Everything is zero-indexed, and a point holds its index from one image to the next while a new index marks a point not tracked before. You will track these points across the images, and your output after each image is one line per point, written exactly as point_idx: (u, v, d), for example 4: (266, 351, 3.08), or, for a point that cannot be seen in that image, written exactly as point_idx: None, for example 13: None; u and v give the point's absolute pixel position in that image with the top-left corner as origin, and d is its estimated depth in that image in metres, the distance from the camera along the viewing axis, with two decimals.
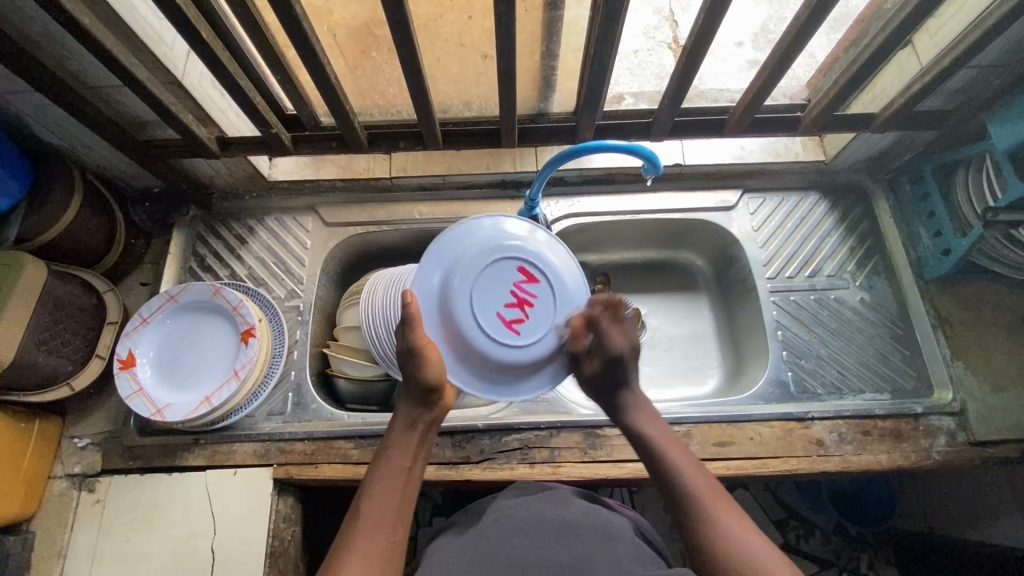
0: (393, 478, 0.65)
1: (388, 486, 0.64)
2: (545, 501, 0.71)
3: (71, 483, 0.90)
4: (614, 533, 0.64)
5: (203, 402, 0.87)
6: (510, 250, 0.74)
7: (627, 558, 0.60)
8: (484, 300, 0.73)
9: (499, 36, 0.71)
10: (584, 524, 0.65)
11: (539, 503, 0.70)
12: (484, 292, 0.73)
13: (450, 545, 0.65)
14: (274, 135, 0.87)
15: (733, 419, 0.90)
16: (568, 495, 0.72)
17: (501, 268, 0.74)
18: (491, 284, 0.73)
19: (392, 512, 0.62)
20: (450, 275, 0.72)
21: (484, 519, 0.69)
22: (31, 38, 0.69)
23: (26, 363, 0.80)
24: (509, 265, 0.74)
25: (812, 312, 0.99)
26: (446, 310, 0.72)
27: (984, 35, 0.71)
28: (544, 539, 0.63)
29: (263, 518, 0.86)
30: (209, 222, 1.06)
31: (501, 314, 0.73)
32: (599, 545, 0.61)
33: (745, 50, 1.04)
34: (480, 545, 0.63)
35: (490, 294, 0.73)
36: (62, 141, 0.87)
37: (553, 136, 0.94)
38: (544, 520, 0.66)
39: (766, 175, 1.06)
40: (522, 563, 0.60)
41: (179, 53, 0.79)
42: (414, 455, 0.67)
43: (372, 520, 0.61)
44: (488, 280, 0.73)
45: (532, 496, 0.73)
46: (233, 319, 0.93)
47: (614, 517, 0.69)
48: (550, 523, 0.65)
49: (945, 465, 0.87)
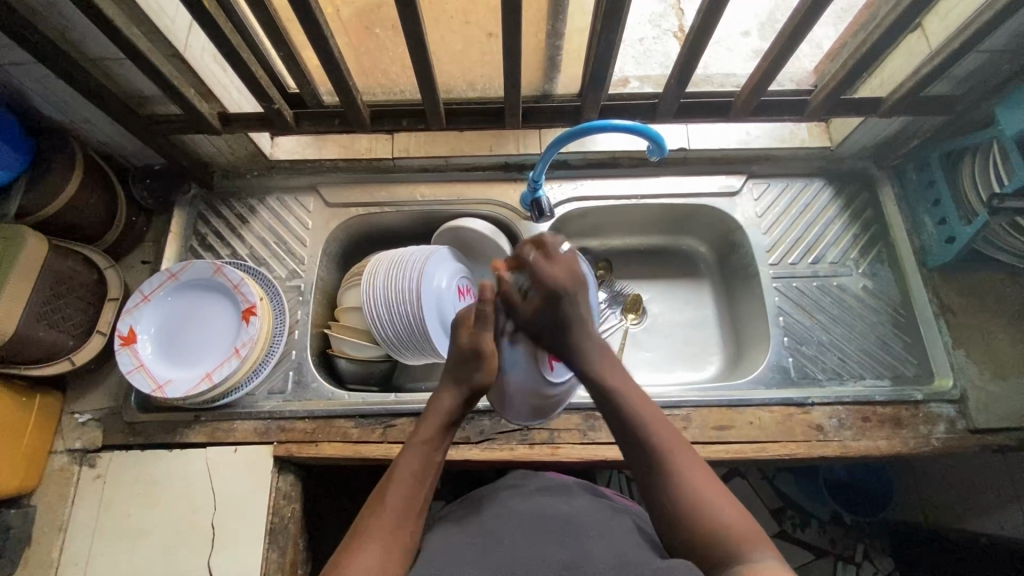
0: (422, 469, 0.67)
1: (413, 475, 0.66)
2: (546, 495, 0.71)
3: (72, 458, 0.90)
4: (615, 527, 0.65)
5: (205, 379, 0.87)
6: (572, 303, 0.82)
7: (628, 547, 0.61)
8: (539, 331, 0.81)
9: (504, 10, 0.69)
10: (586, 517, 0.66)
11: (541, 497, 0.70)
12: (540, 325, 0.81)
13: (451, 535, 0.66)
14: (276, 111, 0.86)
15: (733, 404, 0.90)
16: (572, 489, 0.72)
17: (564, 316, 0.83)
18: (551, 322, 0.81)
19: (411, 500, 0.64)
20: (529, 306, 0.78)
21: (488, 510, 0.69)
22: (31, 6, 0.68)
23: (27, 336, 0.80)
24: None
25: (813, 298, 0.99)
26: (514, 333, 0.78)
27: (997, 16, 0.70)
28: (547, 530, 0.63)
29: (263, 494, 0.86)
30: (210, 201, 1.05)
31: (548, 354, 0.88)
32: (601, 536, 0.62)
33: (751, 39, 1.03)
34: (483, 534, 0.64)
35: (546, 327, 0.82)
36: (63, 115, 0.87)
37: (558, 117, 0.93)
38: (547, 513, 0.66)
39: (771, 160, 1.06)
40: (527, 551, 0.60)
41: (181, 26, 0.77)
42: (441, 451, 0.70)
43: (391, 510, 0.62)
44: None
45: (532, 489, 0.73)
46: (233, 298, 0.93)
47: (614, 512, 0.69)
48: (553, 516, 0.65)
49: (945, 451, 0.87)
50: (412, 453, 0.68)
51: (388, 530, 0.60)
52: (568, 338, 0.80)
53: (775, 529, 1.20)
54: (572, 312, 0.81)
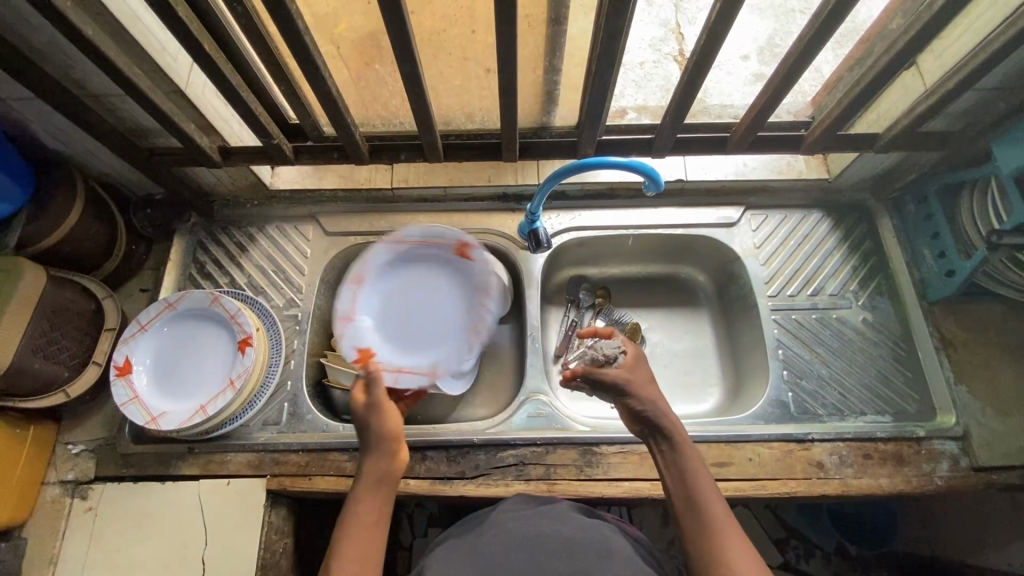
0: (362, 540, 0.63)
1: (356, 545, 0.62)
2: (545, 515, 0.71)
3: (64, 490, 0.90)
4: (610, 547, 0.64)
5: (199, 411, 0.87)
6: (421, 264, 1.03)
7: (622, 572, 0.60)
8: (421, 320, 1.01)
9: (500, 54, 0.70)
10: (581, 537, 0.65)
11: (538, 517, 0.70)
12: (395, 317, 1.00)
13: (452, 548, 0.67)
14: (275, 146, 0.86)
15: (732, 440, 0.89)
16: (568, 509, 0.72)
17: (433, 287, 1.03)
18: (427, 314, 1.01)
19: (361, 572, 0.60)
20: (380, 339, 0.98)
21: (488, 527, 0.69)
22: (35, 47, 0.69)
23: (22, 369, 0.80)
24: (385, 305, 1.01)
25: (814, 331, 0.98)
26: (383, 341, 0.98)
27: (990, 58, 0.70)
28: (544, 553, 0.63)
29: (255, 530, 0.85)
30: (210, 229, 1.06)
31: (414, 306, 1.01)
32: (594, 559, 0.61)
33: (751, 63, 1.07)
34: (483, 554, 0.64)
35: (397, 313, 1.01)
36: (66, 148, 0.87)
37: (555, 150, 0.94)
38: (543, 534, 0.65)
39: (768, 192, 1.06)
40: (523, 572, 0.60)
41: (182, 65, 0.78)
42: (377, 511, 0.66)
43: None
44: (395, 316, 1.00)
45: (531, 510, 0.73)
46: (231, 328, 0.93)
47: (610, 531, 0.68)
48: (550, 537, 0.65)
49: (948, 491, 0.85)
50: (347, 536, 0.63)
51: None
52: (636, 402, 0.71)
53: (779, 560, 1.18)
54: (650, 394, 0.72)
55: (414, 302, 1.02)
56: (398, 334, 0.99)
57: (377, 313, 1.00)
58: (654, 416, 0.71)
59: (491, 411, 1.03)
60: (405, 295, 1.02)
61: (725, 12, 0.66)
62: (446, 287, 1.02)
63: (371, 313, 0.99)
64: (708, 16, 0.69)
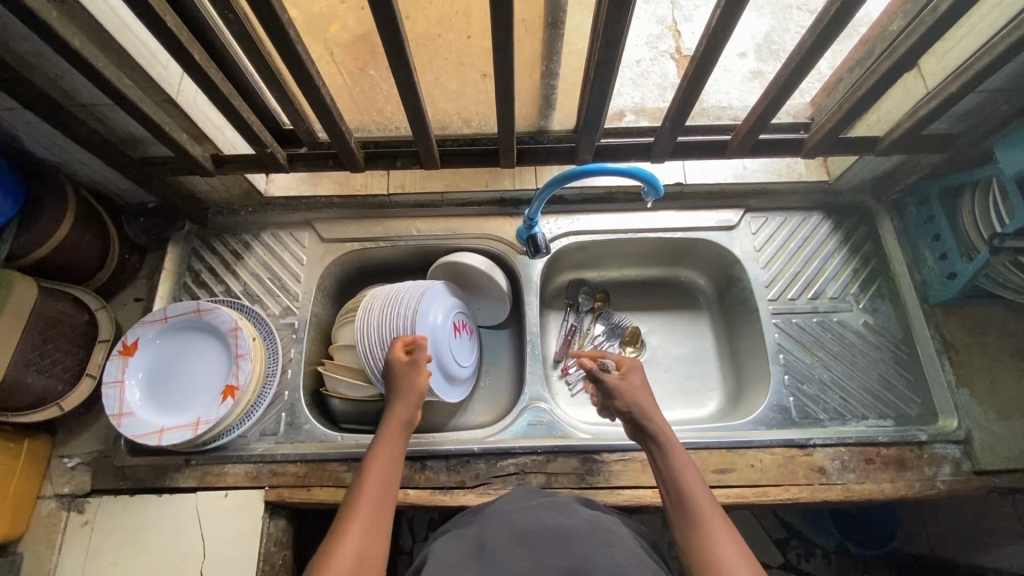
0: (382, 481, 0.69)
1: (376, 486, 0.68)
2: (546, 506, 0.65)
3: (60, 504, 0.89)
4: (615, 537, 0.58)
5: (157, 433, 0.85)
6: (146, 361, 0.91)
7: (629, 565, 0.54)
8: (195, 369, 0.91)
9: (496, 62, 0.69)
10: (583, 529, 0.59)
11: (540, 508, 0.64)
12: (180, 368, 0.91)
13: (453, 544, 0.61)
14: (269, 154, 0.85)
15: (733, 446, 0.88)
16: (568, 501, 0.66)
17: (169, 354, 0.92)
18: (189, 346, 0.92)
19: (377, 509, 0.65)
20: (203, 408, 0.87)
21: (490, 521, 0.64)
22: (21, 58, 0.67)
23: (15, 383, 0.79)
24: (167, 405, 0.88)
25: (814, 335, 0.98)
26: (213, 391, 0.89)
27: (994, 62, 0.69)
28: (541, 547, 0.56)
29: (253, 542, 0.84)
30: (204, 237, 1.05)
31: (186, 370, 0.91)
32: (599, 549, 0.55)
33: (749, 60, 1.06)
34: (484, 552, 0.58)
35: (182, 388, 0.90)
36: (56, 157, 0.86)
37: (552, 156, 0.91)
38: (544, 526, 0.59)
39: (768, 194, 1.05)
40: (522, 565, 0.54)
41: (172, 74, 0.77)
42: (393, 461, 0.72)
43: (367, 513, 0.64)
44: (184, 391, 0.89)
45: (535, 501, 0.67)
46: (156, 374, 0.90)
47: (614, 524, 0.62)
48: (551, 527, 0.59)
49: (950, 495, 0.85)
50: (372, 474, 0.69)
51: (374, 525, 0.63)
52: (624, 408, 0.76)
53: (778, 560, 1.16)
54: (642, 400, 0.76)
55: (177, 373, 0.90)
56: (200, 392, 0.89)
57: (173, 411, 0.88)
58: (641, 416, 0.75)
59: (490, 419, 1.02)
60: (170, 385, 0.90)
61: (725, 20, 0.65)
62: (160, 348, 0.92)
63: (171, 415, 0.87)
64: (708, 22, 0.68)
